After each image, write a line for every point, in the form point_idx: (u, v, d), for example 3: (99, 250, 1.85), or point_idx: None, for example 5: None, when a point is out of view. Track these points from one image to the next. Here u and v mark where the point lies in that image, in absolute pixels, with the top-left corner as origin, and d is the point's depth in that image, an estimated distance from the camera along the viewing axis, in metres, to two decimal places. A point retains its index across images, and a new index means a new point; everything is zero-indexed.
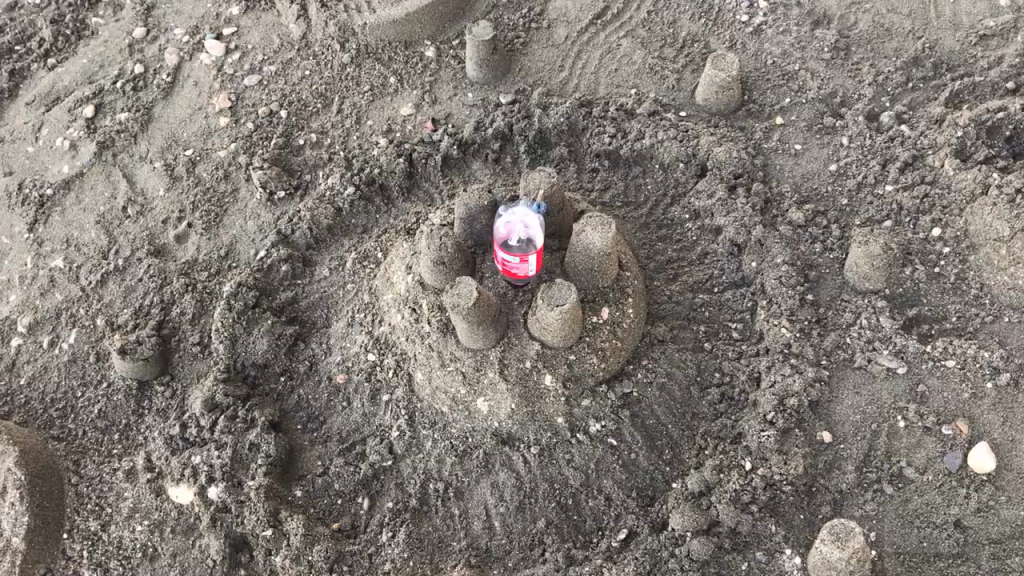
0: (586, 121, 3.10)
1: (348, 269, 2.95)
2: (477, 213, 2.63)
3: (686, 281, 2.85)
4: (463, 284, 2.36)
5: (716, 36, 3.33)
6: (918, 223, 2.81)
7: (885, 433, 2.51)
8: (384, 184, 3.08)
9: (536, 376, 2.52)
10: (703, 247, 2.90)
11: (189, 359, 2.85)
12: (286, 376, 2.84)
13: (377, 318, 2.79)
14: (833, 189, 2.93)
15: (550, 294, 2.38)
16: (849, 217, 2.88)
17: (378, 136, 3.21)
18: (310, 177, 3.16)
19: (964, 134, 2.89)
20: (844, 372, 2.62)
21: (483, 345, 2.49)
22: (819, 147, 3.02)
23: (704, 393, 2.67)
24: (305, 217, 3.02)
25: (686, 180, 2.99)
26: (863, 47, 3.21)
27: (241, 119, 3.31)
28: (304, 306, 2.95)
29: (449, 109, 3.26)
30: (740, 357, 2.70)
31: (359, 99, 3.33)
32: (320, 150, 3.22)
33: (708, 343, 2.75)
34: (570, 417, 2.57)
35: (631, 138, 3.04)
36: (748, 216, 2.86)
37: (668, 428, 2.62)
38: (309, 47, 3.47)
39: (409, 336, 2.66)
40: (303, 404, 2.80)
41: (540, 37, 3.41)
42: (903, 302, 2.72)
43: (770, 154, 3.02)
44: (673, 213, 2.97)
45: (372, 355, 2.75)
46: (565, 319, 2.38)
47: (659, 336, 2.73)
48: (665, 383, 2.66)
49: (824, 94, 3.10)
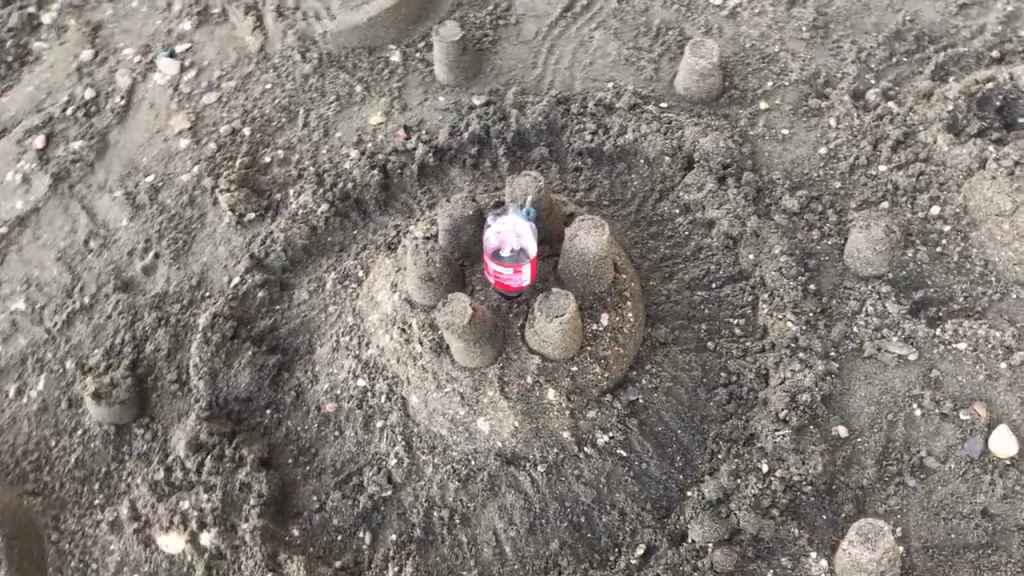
0: (565, 119, 2.99)
1: (328, 290, 2.81)
2: (461, 225, 2.53)
3: (684, 279, 2.72)
4: (457, 300, 2.31)
5: (690, 22, 3.20)
6: (915, 203, 2.72)
7: (903, 423, 2.44)
8: (360, 199, 2.94)
9: (538, 392, 2.43)
10: (697, 243, 2.77)
11: (167, 399, 2.70)
12: (272, 409, 2.69)
13: (365, 341, 2.66)
14: (824, 172, 2.82)
15: (547, 305, 2.33)
16: (845, 201, 2.77)
17: (348, 148, 3.05)
18: (281, 196, 2.99)
19: (954, 108, 2.81)
20: (854, 363, 2.54)
21: (480, 363, 2.41)
22: (806, 130, 2.91)
23: (712, 395, 2.55)
24: (279, 238, 2.88)
25: (674, 174, 2.87)
26: (841, 24, 3.12)
27: (202, 139, 3.15)
28: (285, 333, 2.78)
29: (421, 115, 3.11)
30: (745, 353, 2.59)
31: (325, 110, 3.16)
32: (288, 166, 3.05)
33: (711, 342, 2.63)
34: (576, 430, 2.47)
35: (613, 134, 2.94)
36: (741, 206, 2.77)
37: (679, 434, 2.51)
38: (268, 60, 3.30)
39: (400, 358, 2.55)
40: (292, 437, 2.65)
41: (509, 33, 3.26)
42: (907, 285, 2.63)
43: (758, 142, 2.90)
44: (663, 208, 2.84)
45: (362, 380, 2.63)
46: (565, 328, 2.32)
47: (660, 339, 2.62)
48: (671, 388, 2.55)
49: (807, 75, 3.01)
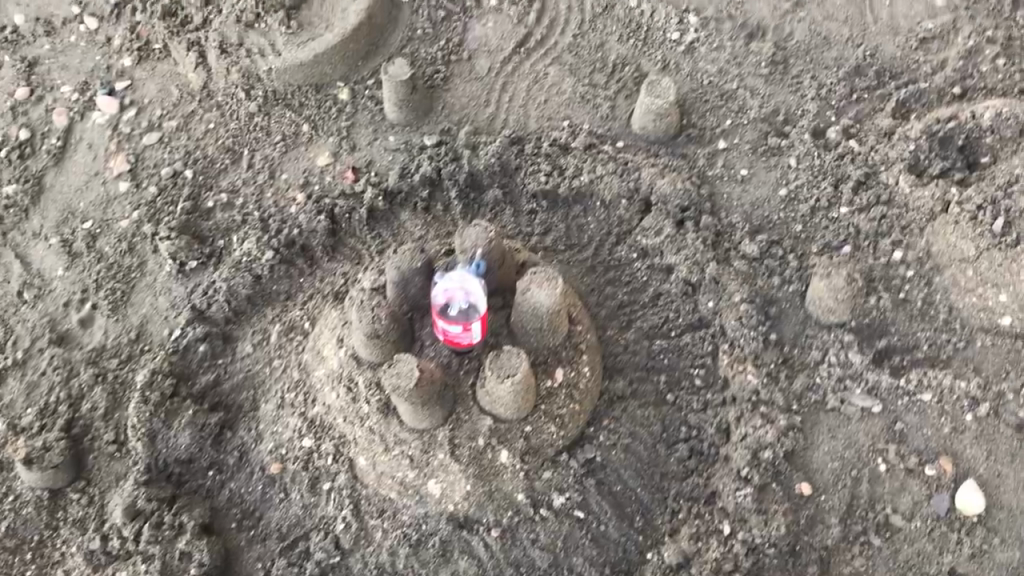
0: (519, 160, 2.90)
1: (273, 343, 2.70)
2: (410, 277, 2.41)
3: (642, 328, 2.63)
4: (405, 362, 2.22)
5: (647, 57, 3.10)
6: (878, 247, 2.65)
7: (867, 479, 2.36)
8: (306, 245, 2.83)
9: (490, 454, 2.33)
10: (655, 288, 2.69)
11: (105, 461, 2.57)
12: (215, 470, 2.57)
13: (311, 398, 2.55)
14: (784, 215, 2.75)
15: (498, 364, 2.24)
16: (806, 244, 2.70)
17: (294, 192, 2.95)
18: (224, 243, 2.88)
19: (917, 147, 2.77)
20: (818, 417, 2.46)
21: (429, 425, 2.31)
22: (765, 170, 2.83)
23: (672, 450, 2.47)
24: (222, 288, 2.76)
25: (630, 217, 2.79)
26: (802, 59, 3.04)
27: (143, 182, 3.02)
28: (228, 390, 2.67)
29: (370, 155, 3.01)
30: (706, 407, 2.51)
31: (271, 151, 3.05)
32: (232, 211, 2.94)
33: (670, 395, 2.54)
34: (531, 492, 2.38)
35: (568, 175, 2.84)
36: (700, 252, 2.67)
37: (638, 493, 2.42)
38: (211, 97, 3.19)
39: (346, 417, 2.45)
40: (235, 500, 2.53)
41: (461, 69, 3.15)
42: (872, 334, 2.55)
43: (716, 183, 2.83)
44: (620, 252, 2.75)
45: (307, 440, 2.52)
46: (518, 388, 2.23)
47: (618, 393, 2.53)
48: (629, 444, 2.46)
49: (766, 112, 2.93)
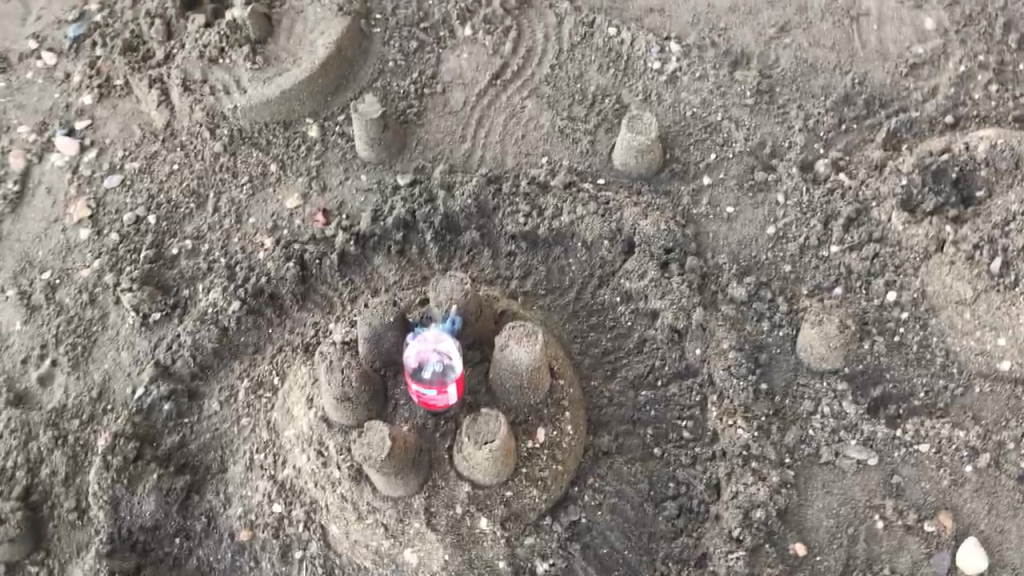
0: (497, 200, 2.78)
1: (241, 400, 2.59)
2: (382, 332, 2.29)
3: (626, 377, 2.52)
4: (377, 430, 2.11)
5: (628, 88, 2.98)
6: (871, 287, 2.55)
7: (864, 537, 2.26)
8: (275, 293, 2.72)
9: (469, 521, 2.22)
10: (640, 333, 2.58)
11: (65, 530, 2.45)
12: (182, 537, 2.46)
13: (281, 460, 2.44)
14: (772, 255, 2.64)
15: (476, 429, 2.14)
16: (795, 285, 2.59)
17: (262, 237, 2.83)
18: (189, 292, 2.75)
19: (909, 181, 2.66)
20: (811, 471, 2.35)
21: (403, 492, 2.20)
22: (752, 207, 2.72)
23: (660, 508, 2.36)
24: (187, 342, 2.65)
25: (613, 258, 2.67)
26: (788, 87, 2.93)
27: (104, 228, 2.89)
28: (194, 451, 2.55)
29: (341, 196, 2.89)
30: (695, 462, 2.39)
31: (237, 193, 2.92)
32: (197, 259, 2.81)
33: (657, 449, 2.43)
34: (514, 559, 2.26)
35: (548, 216, 2.73)
36: (685, 296, 2.55)
37: (625, 555, 2.31)
38: (175, 137, 3.06)
39: (318, 482, 2.33)
40: (203, 568, 2.43)
41: (434, 103, 3.03)
42: (866, 381, 2.44)
43: (702, 221, 2.71)
44: (603, 295, 2.65)
45: (278, 505, 2.40)
46: (496, 454, 2.12)
47: (603, 448, 2.42)
48: (616, 504, 2.35)
49: (752, 145, 2.81)
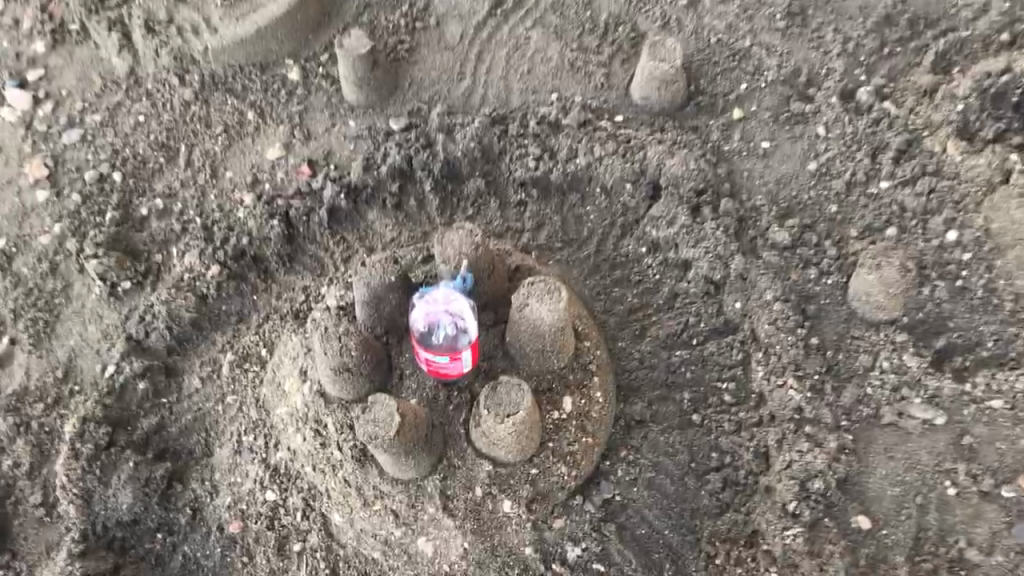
0: (503, 142, 2.48)
1: (225, 376, 2.30)
2: (382, 295, 2.00)
3: (656, 337, 2.24)
4: (384, 404, 1.83)
5: (643, 14, 2.67)
6: (928, 226, 2.27)
7: (934, 507, 2.00)
8: (258, 255, 2.43)
9: (491, 504, 1.96)
10: (671, 288, 2.30)
11: (32, 528, 2.17)
12: (164, 532, 2.17)
13: (272, 442, 2.18)
14: (815, 194, 2.37)
15: (496, 400, 1.87)
16: (843, 227, 2.32)
17: (241, 192, 2.53)
18: (162, 257, 2.46)
19: (965, 107, 2.36)
20: (871, 434, 2.09)
21: (414, 475, 1.93)
22: (789, 142, 2.45)
23: (703, 482, 2.09)
24: (161, 312, 2.34)
25: (637, 205, 2.39)
26: (821, 9, 2.61)
27: (64, 189, 2.57)
28: (175, 434, 2.27)
29: (329, 144, 2.57)
30: (739, 429, 2.13)
31: (212, 145, 2.62)
32: (169, 219, 2.51)
33: (697, 415, 2.16)
34: (541, 544, 2.01)
35: (561, 158, 2.44)
36: (722, 243, 2.27)
37: (666, 535, 2.05)
38: (140, 85, 2.72)
39: (316, 465, 2.07)
40: (190, 566, 2.15)
41: (428, 38, 2.69)
42: (926, 331, 2.17)
43: (734, 159, 2.43)
44: (627, 246, 2.37)
45: (271, 493, 2.14)
46: (520, 428, 1.85)
47: (636, 417, 2.15)
48: (654, 479, 2.09)
49: (786, 74, 2.52)
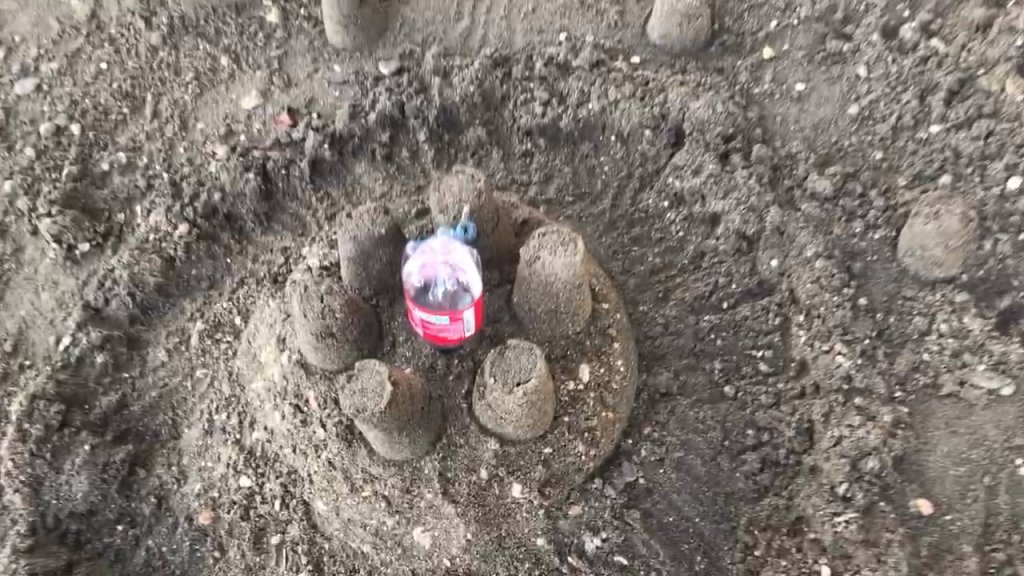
0: (506, 86, 2.22)
1: (193, 347, 2.04)
2: (370, 251, 1.77)
3: (682, 300, 1.99)
4: (374, 370, 1.57)
5: None
6: (987, 172, 1.99)
7: (1006, 488, 1.72)
8: (232, 213, 2.16)
9: (498, 489, 1.70)
10: (696, 246, 2.04)
11: None
12: (125, 524, 1.91)
13: (247, 421, 1.91)
14: (857, 139, 2.11)
15: (504, 365, 1.61)
16: (889, 175, 2.06)
17: (214, 144, 2.26)
18: (124, 216, 2.19)
19: None
20: (929, 406, 1.83)
21: (407, 455, 1.67)
22: (826, 84, 2.19)
23: (738, 463, 1.84)
24: (122, 276, 2.08)
25: (657, 153, 2.13)
26: None
27: (16, 142, 2.29)
28: (138, 414, 2.00)
29: (311, 92, 2.31)
30: (778, 402, 1.88)
31: (181, 94, 2.34)
32: (133, 175, 2.24)
33: (729, 387, 1.90)
34: (555, 534, 1.77)
35: (571, 103, 2.18)
36: (756, 193, 2.01)
37: (697, 524, 1.80)
38: (102, 30, 2.45)
39: (296, 447, 1.81)
40: (154, 563, 1.88)
41: None
42: (989, 290, 1.90)
43: (765, 103, 2.18)
44: (646, 200, 2.11)
45: (246, 478, 1.88)
46: (533, 402, 1.60)
47: (662, 388, 1.89)
48: (683, 460, 1.84)
49: (821, 9, 2.25)
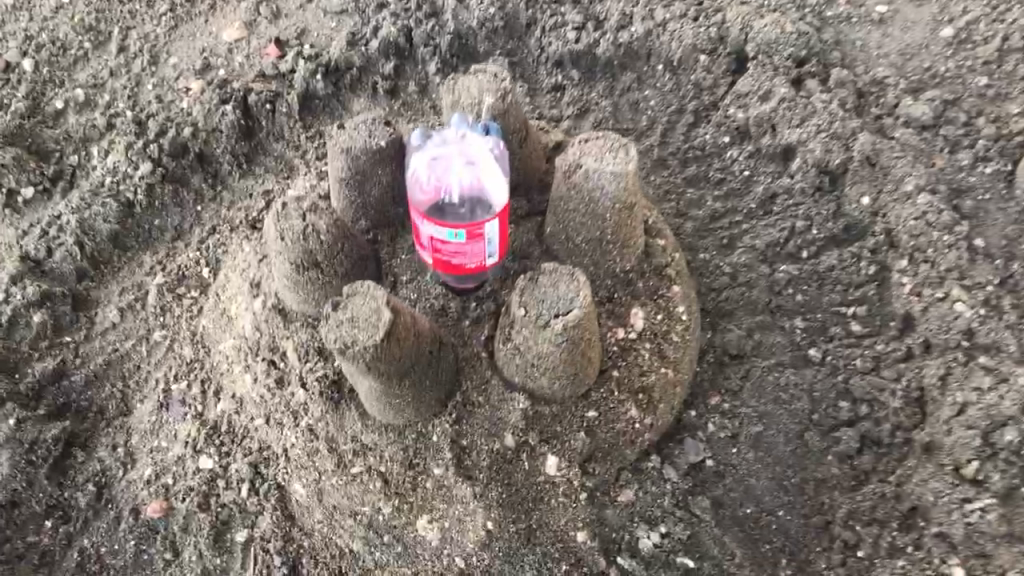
0: (531, 11, 1.89)
1: (151, 306, 1.67)
2: (368, 170, 1.39)
3: (752, 246, 1.62)
4: (367, 296, 1.19)
5: None
6: None
7: None
8: (205, 154, 1.80)
9: (528, 465, 1.30)
10: (766, 187, 1.67)
11: None
12: (55, 521, 1.51)
13: (213, 391, 1.53)
14: (955, 64, 1.75)
15: (537, 296, 1.21)
16: (1000, 104, 1.69)
17: (187, 79, 1.91)
18: (77, 159, 1.83)
19: None
20: None
21: (410, 416, 1.29)
22: (911, 6, 1.85)
23: (831, 441, 1.45)
24: (69, 223, 1.73)
25: (715, 82, 1.78)
26: None
27: None
28: (80, 387, 1.62)
29: (303, 22, 1.98)
30: (878, 365, 1.50)
31: (153, 28, 2.01)
32: (92, 113, 1.89)
33: (815, 350, 1.52)
34: (603, 529, 1.35)
35: (610, 27, 1.84)
36: (840, 117, 1.67)
37: (781, 517, 1.41)
38: None
39: (268, 417, 1.43)
40: (88, 567, 1.48)
41: None
42: None
43: (841, 26, 1.84)
44: (702, 135, 1.75)
45: (208, 460, 1.48)
46: (574, 344, 1.22)
47: (732, 349, 1.50)
48: (762, 436, 1.45)
49: None
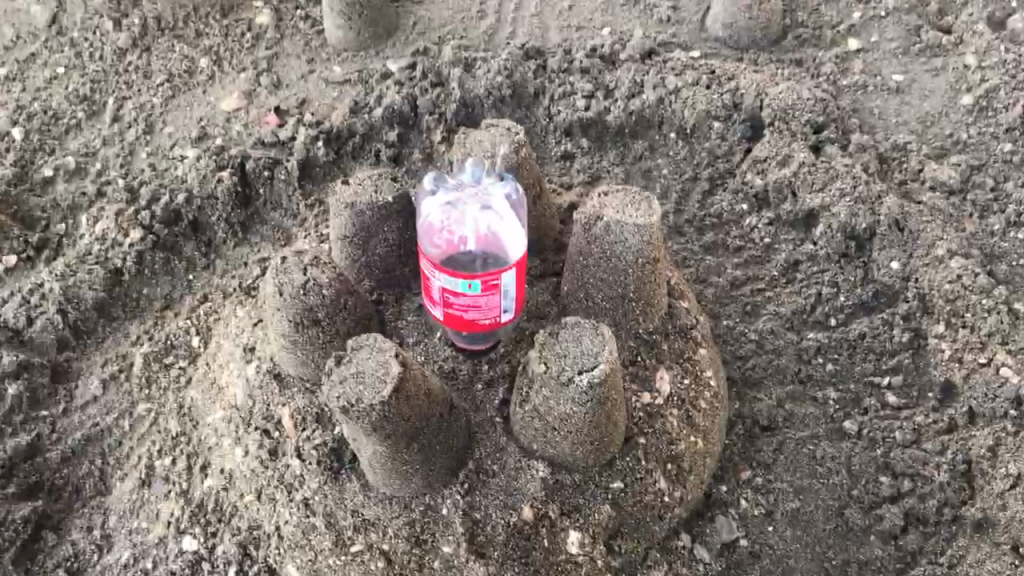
0: (539, 81, 1.83)
1: (136, 378, 1.56)
2: (373, 226, 1.29)
3: (778, 314, 1.52)
4: (374, 349, 1.09)
5: None
6: None
7: None
8: (200, 221, 1.74)
9: (548, 542, 1.19)
10: (788, 254, 1.60)
11: None
12: None
13: (199, 466, 1.40)
14: (977, 131, 1.73)
15: (557, 350, 1.11)
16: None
17: (183, 147, 1.84)
18: (66, 227, 1.75)
19: None
20: None
21: (416, 485, 1.17)
22: (928, 75, 1.83)
23: (873, 519, 1.33)
24: (52, 290, 1.63)
25: (729, 151, 1.73)
26: None
27: None
28: (54, 464, 1.50)
29: (305, 92, 1.92)
30: (919, 438, 1.39)
31: (149, 98, 1.95)
32: (82, 181, 1.81)
33: (852, 423, 1.41)
34: None
35: (620, 95, 1.77)
36: (864, 181, 1.61)
37: None
38: (63, 35, 2.06)
39: (259, 492, 1.30)
40: None
41: None
42: None
43: (857, 95, 1.81)
44: (718, 203, 1.67)
45: (190, 539, 1.34)
46: (600, 407, 1.11)
47: (763, 420, 1.40)
48: (800, 513, 1.33)
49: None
